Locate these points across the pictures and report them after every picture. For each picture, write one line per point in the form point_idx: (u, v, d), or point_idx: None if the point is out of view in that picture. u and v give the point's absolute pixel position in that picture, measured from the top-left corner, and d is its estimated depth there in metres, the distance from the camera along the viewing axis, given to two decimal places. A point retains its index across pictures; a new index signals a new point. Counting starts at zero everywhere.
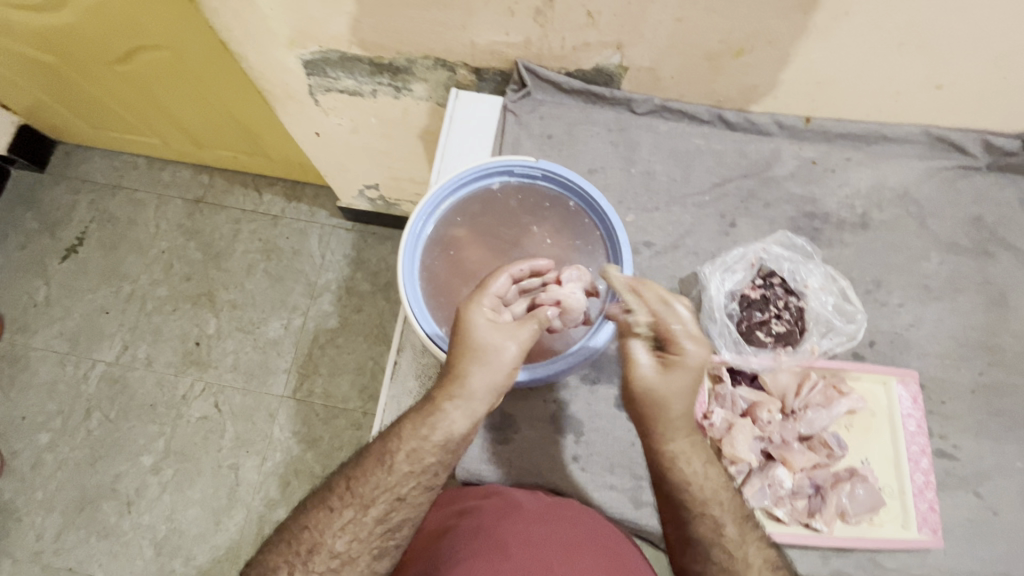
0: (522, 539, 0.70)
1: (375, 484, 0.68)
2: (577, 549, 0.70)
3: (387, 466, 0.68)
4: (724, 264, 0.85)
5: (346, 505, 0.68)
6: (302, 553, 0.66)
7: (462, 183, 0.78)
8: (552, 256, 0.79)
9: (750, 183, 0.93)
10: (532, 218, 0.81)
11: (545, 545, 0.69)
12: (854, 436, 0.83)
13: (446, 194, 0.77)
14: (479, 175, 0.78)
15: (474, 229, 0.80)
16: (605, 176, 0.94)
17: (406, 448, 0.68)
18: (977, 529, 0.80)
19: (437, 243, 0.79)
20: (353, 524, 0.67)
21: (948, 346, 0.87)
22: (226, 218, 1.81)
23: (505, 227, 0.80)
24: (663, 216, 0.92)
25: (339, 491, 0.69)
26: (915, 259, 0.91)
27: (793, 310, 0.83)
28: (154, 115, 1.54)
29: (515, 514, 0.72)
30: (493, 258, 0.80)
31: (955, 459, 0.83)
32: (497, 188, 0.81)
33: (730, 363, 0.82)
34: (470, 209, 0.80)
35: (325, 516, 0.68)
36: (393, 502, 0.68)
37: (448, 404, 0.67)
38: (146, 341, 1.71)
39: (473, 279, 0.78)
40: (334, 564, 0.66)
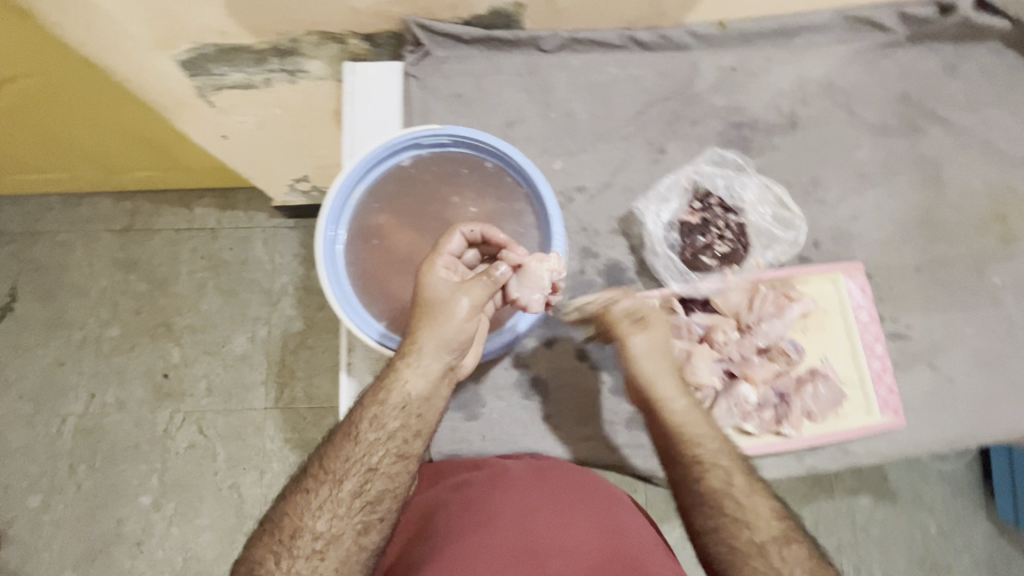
0: (511, 506, 0.69)
1: (345, 459, 0.66)
2: (572, 507, 0.70)
3: (353, 437, 0.66)
4: (658, 195, 0.84)
5: (320, 484, 0.65)
6: (283, 541, 0.63)
7: (369, 168, 0.72)
8: (481, 223, 0.75)
9: (673, 104, 0.89)
10: (452, 188, 0.76)
11: (539, 508, 0.69)
12: (810, 337, 0.84)
13: (353, 183, 0.72)
14: (386, 154, 0.73)
15: (393, 212, 0.75)
16: (525, 125, 0.89)
17: (367, 416, 0.67)
18: (936, 399, 0.83)
19: (357, 236, 0.74)
20: (331, 502, 0.65)
21: (890, 231, 0.87)
22: (162, 241, 1.72)
23: (427, 203, 0.76)
24: (592, 156, 0.88)
25: (312, 473, 0.66)
26: (847, 150, 0.89)
27: (734, 228, 0.82)
28: (53, 150, 1.42)
29: (504, 482, 0.72)
30: (420, 239, 0.75)
31: (908, 339, 0.85)
32: (408, 165, 0.75)
33: (681, 293, 0.81)
34: (385, 193, 0.75)
35: (302, 499, 0.65)
36: (365, 474, 0.66)
37: (405, 368, 0.67)
38: (112, 384, 1.65)
39: (404, 264, 0.75)
40: (318, 546, 0.63)
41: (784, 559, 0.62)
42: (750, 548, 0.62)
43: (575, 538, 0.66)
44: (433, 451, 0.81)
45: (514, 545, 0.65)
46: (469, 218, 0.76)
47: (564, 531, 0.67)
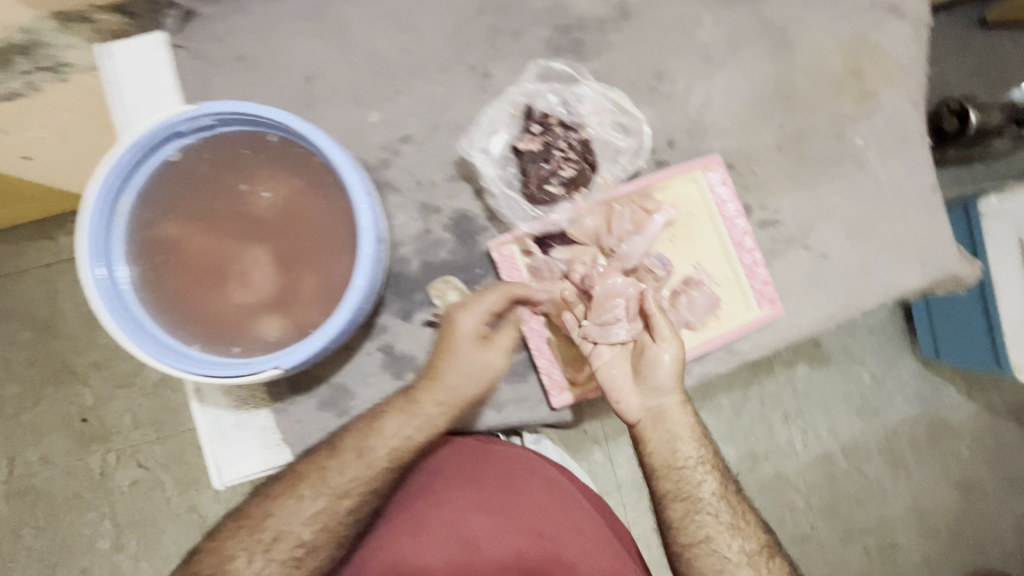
0: (493, 504, 0.78)
1: (348, 479, 0.71)
2: (545, 493, 0.80)
3: (363, 460, 0.71)
4: (486, 127, 0.76)
5: (318, 495, 0.72)
6: (264, 540, 0.71)
7: (123, 178, 0.62)
8: (279, 208, 0.65)
9: (489, 17, 0.78)
10: (235, 172, 0.65)
11: (518, 502, 0.78)
12: (680, 245, 0.79)
13: (111, 196, 0.62)
14: (141, 156, 0.62)
15: (177, 218, 0.65)
16: (327, 78, 0.77)
17: (389, 444, 0.71)
18: (813, 279, 0.81)
19: (142, 254, 0.64)
20: (324, 513, 0.72)
21: (745, 112, 0.81)
22: (33, 280, 1.49)
23: (211, 197, 0.65)
24: (412, 98, 0.78)
25: (309, 481, 0.71)
26: (688, 32, 0.81)
27: (578, 145, 0.75)
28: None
29: (491, 478, 0.78)
30: (215, 242, 0.65)
31: (778, 224, 0.81)
32: (180, 159, 0.65)
33: (533, 232, 0.75)
34: (160, 202, 0.65)
35: (293, 506, 0.71)
36: (365, 495, 0.73)
37: (429, 402, 0.71)
38: (30, 443, 1.49)
39: (209, 275, 0.65)
40: (297, 551, 0.72)
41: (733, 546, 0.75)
42: (739, 558, 0.74)
43: (543, 524, 0.77)
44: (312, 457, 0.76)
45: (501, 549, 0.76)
46: (265, 202, 0.65)
47: (535, 517, 0.78)
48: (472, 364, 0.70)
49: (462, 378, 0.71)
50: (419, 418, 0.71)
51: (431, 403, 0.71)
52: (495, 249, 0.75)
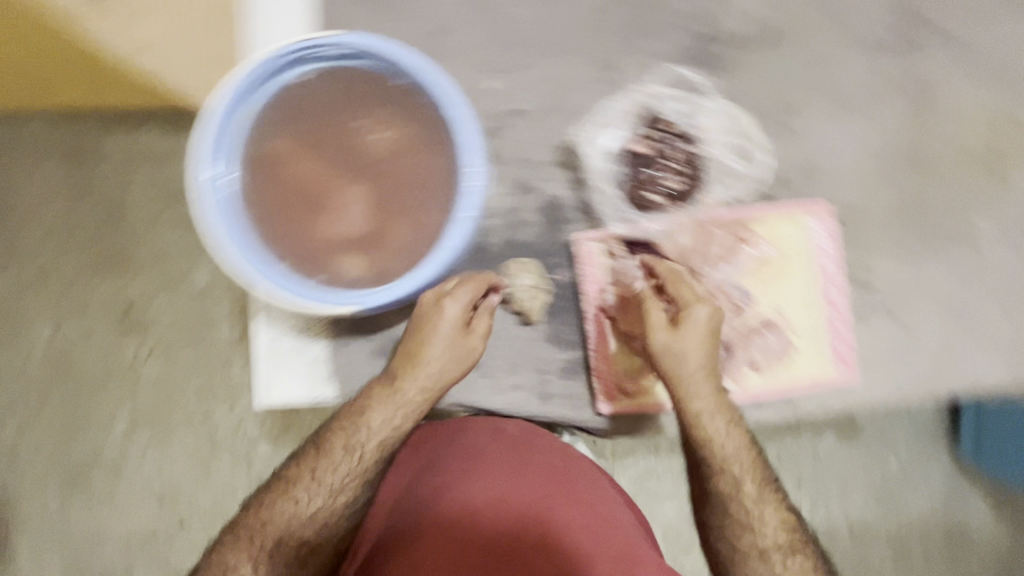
0: (488, 491, 0.63)
1: (341, 473, 0.67)
2: (558, 489, 0.64)
3: (354, 455, 0.67)
4: (603, 120, 0.74)
5: (312, 493, 0.67)
6: (264, 547, 0.66)
7: (254, 86, 0.64)
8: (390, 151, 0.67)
9: (630, 12, 0.77)
10: (358, 108, 0.67)
11: (518, 491, 0.63)
12: (769, 284, 0.75)
13: (240, 101, 0.63)
14: (276, 71, 0.64)
15: (291, 138, 0.67)
16: (458, 37, 0.77)
17: (379, 435, 0.68)
18: (894, 352, 0.78)
19: (248, 164, 0.65)
20: (323, 511, 0.66)
21: (864, 164, 0.78)
22: None
23: (329, 126, 0.67)
24: (532, 75, 0.77)
25: (300, 481, 0.67)
26: (827, 71, 0.78)
27: (688, 160, 0.72)
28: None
29: (483, 464, 0.66)
30: (322, 168, 0.67)
31: (874, 287, 0.77)
32: (307, 81, 0.66)
33: (622, 235, 0.73)
34: (278, 117, 0.66)
35: (288, 507, 0.67)
36: (359, 486, 0.67)
37: (409, 387, 0.69)
38: None
39: (305, 199, 0.67)
40: (298, 552, 0.66)
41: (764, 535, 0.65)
42: (750, 550, 0.65)
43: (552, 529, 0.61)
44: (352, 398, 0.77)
45: (485, 540, 0.60)
46: (377, 144, 0.67)
47: (543, 522, 0.61)
48: (456, 348, 0.69)
49: (444, 364, 0.69)
50: (402, 406, 0.69)
51: (414, 389, 0.69)
52: (579, 242, 0.73)
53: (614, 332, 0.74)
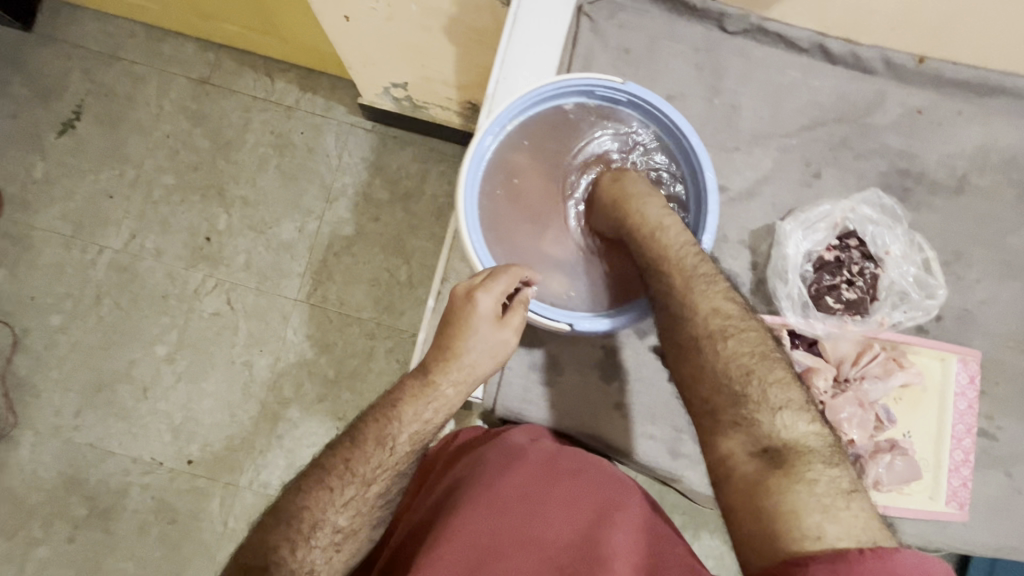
0: (521, 492, 0.67)
1: (374, 464, 0.65)
2: (583, 505, 0.67)
3: (388, 446, 0.66)
4: (807, 221, 0.79)
5: (345, 484, 0.64)
6: (303, 529, 0.61)
7: (533, 102, 0.71)
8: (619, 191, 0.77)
9: (845, 130, 0.83)
10: (602, 152, 0.77)
11: (549, 499, 0.67)
12: (901, 408, 0.81)
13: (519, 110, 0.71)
14: (554, 93, 0.72)
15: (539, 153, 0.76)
16: (684, 104, 0.83)
17: (408, 431, 0.68)
18: (1001, 506, 0.81)
19: (499, 165, 0.75)
20: (356, 500, 0.64)
21: (1016, 327, 0.83)
22: (236, 103, 1.61)
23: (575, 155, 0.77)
24: (744, 158, 0.83)
25: (338, 469, 0.65)
26: (1004, 233, 0.84)
27: (868, 278, 0.78)
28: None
29: (517, 464, 0.70)
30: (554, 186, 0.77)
31: (994, 439, 0.82)
32: (571, 110, 0.75)
33: (793, 326, 0.77)
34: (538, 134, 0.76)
35: (325, 494, 0.64)
36: (392, 479, 0.67)
37: (445, 383, 0.69)
38: (155, 231, 1.57)
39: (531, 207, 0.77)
40: (337, 538, 0.63)
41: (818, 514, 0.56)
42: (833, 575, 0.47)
43: (581, 538, 0.64)
44: (497, 402, 0.79)
45: (516, 532, 0.63)
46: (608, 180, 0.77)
47: (569, 532, 0.64)
48: (487, 344, 0.69)
49: (480, 356, 0.69)
50: (436, 401, 0.69)
51: (447, 384, 0.69)
52: None
53: None
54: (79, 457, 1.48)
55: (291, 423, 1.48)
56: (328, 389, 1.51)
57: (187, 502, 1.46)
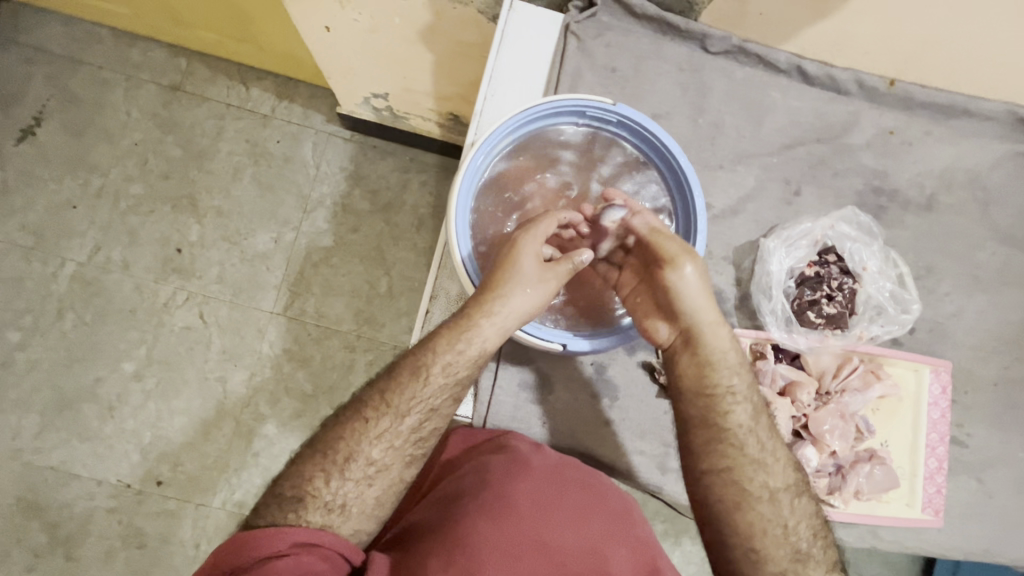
0: (532, 499, 0.69)
1: (410, 396, 0.66)
2: (587, 509, 0.71)
3: (422, 378, 0.66)
4: (788, 238, 0.81)
5: (380, 415, 0.65)
6: (337, 462, 0.63)
7: (527, 121, 0.72)
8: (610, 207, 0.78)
9: (822, 149, 0.86)
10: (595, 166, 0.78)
11: (557, 506, 0.70)
12: (880, 418, 0.84)
13: (512, 129, 0.71)
14: (549, 113, 0.72)
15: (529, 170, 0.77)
16: (670, 123, 0.84)
17: (443, 361, 0.66)
18: (972, 510, 0.85)
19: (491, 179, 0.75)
20: (389, 433, 0.65)
21: (984, 339, 0.87)
22: (209, 112, 1.54)
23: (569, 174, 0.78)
24: (727, 176, 0.85)
25: (374, 403, 0.66)
26: (970, 248, 0.88)
27: (847, 292, 0.81)
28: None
29: (524, 471, 0.71)
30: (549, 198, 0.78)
31: (965, 446, 0.86)
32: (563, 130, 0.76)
33: (776, 341, 0.80)
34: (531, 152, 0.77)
35: (361, 427, 0.65)
36: (426, 413, 0.66)
37: (484, 320, 0.66)
38: (122, 243, 1.50)
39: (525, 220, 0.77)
40: (369, 471, 0.64)
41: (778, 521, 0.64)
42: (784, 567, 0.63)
43: (585, 541, 0.68)
44: (487, 421, 0.79)
45: (526, 539, 0.65)
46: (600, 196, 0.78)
47: (575, 536, 0.68)
48: (532, 281, 0.67)
49: (520, 298, 0.67)
50: (475, 341, 0.67)
51: (484, 319, 0.66)
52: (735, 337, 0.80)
53: None
54: (40, 481, 1.40)
55: (267, 440, 1.43)
56: (307, 403, 1.47)
57: (157, 525, 1.40)
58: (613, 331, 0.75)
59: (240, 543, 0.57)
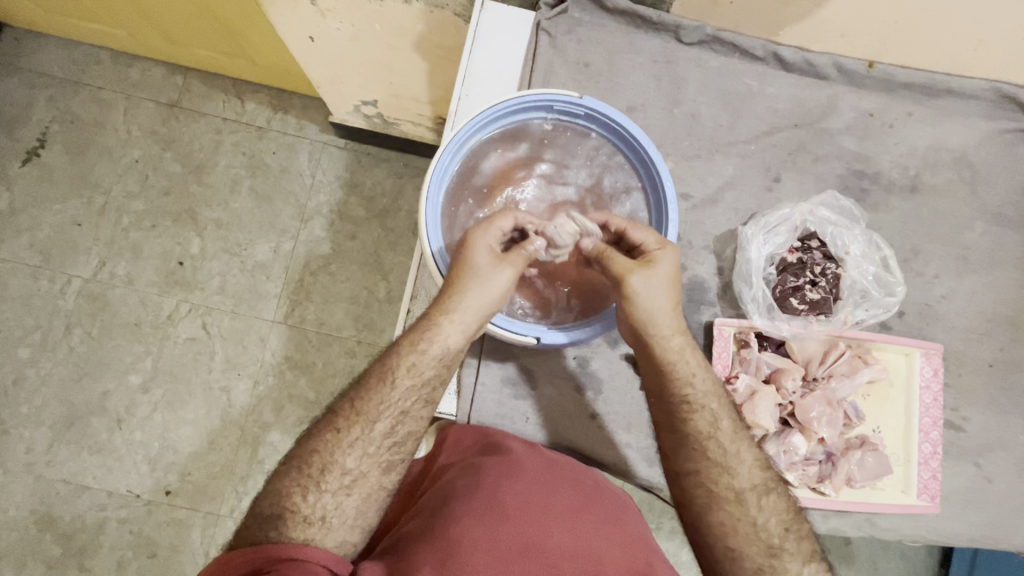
0: (522, 501, 0.67)
1: (377, 403, 0.65)
2: (576, 510, 0.68)
3: (389, 382, 0.65)
4: (767, 225, 0.81)
5: (350, 424, 0.65)
6: (312, 475, 0.63)
7: (496, 118, 0.73)
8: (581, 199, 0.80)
9: (802, 134, 0.85)
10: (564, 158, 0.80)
11: (547, 508, 0.67)
12: (870, 404, 0.83)
13: (480, 126, 0.73)
14: (516, 109, 0.74)
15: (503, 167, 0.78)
16: (645, 115, 0.84)
17: (407, 363, 0.65)
18: (971, 496, 0.83)
19: (465, 177, 0.76)
20: (362, 441, 0.64)
21: (976, 321, 0.85)
22: (206, 126, 1.56)
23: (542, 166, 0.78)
24: (705, 165, 0.85)
25: (344, 412, 0.65)
26: (959, 229, 0.86)
27: (830, 277, 0.80)
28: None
29: (517, 474, 0.69)
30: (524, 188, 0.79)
31: (961, 431, 0.84)
32: (533, 125, 0.77)
33: (759, 329, 0.79)
34: (503, 146, 0.77)
35: (333, 437, 0.64)
36: (397, 417, 0.65)
37: (444, 318, 0.65)
38: (126, 258, 1.51)
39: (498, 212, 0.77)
40: (346, 481, 0.63)
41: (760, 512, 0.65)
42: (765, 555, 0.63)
43: (577, 543, 0.65)
44: (472, 418, 0.79)
45: (518, 542, 0.63)
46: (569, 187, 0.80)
47: (564, 538, 0.65)
48: (489, 278, 0.66)
49: (478, 293, 0.65)
50: (439, 341, 0.65)
51: (445, 318, 0.65)
52: (718, 326, 0.80)
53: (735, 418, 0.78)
54: (52, 494, 1.42)
55: (272, 448, 1.44)
56: (310, 411, 1.47)
57: (168, 534, 1.41)
58: (587, 321, 0.75)
59: (220, 564, 0.57)
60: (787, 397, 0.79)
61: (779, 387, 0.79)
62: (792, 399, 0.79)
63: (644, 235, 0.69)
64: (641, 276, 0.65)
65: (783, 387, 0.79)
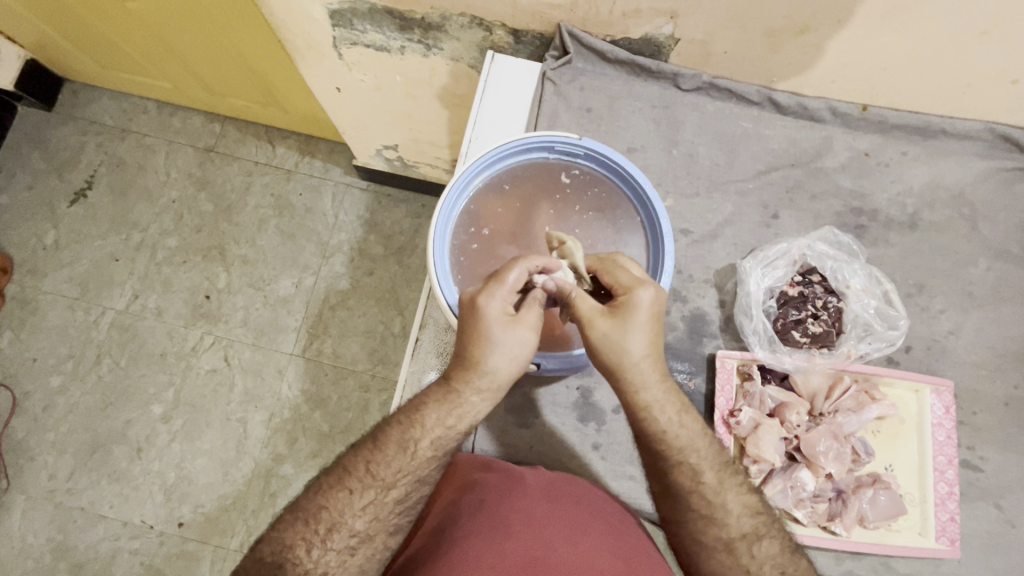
0: (524, 516, 0.67)
1: (395, 469, 0.64)
2: (587, 526, 0.68)
3: (409, 450, 0.64)
4: (766, 259, 0.84)
5: (366, 486, 0.64)
6: (319, 531, 0.62)
7: (500, 157, 0.79)
8: (589, 220, 0.82)
9: (798, 173, 0.89)
10: (572, 179, 0.83)
11: (549, 522, 0.67)
12: (881, 441, 0.83)
13: (483, 167, 0.79)
14: (519, 150, 0.80)
15: (508, 202, 0.82)
16: (645, 155, 0.89)
17: (431, 434, 0.64)
18: (994, 540, 0.79)
19: (471, 212, 0.81)
20: (373, 505, 0.63)
21: (986, 356, 0.85)
22: (239, 169, 1.67)
23: (547, 202, 0.83)
24: (704, 203, 0.88)
25: (358, 473, 0.64)
26: (962, 265, 0.87)
27: (832, 311, 0.82)
28: (156, 48, 1.35)
29: (519, 490, 0.70)
30: (531, 209, 0.82)
31: (979, 471, 0.82)
32: (536, 163, 0.83)
33: (762, 361, 0.81)
34: (511, 184, 0.83)
35: (345, 496, 0.63)
36: (412, 485, 0.64)
37: (471, 393, 0.63)
38: (156, 291, 1.59)
39: (511, 231, 0.82)
40: (352, 542, 0.62)
41: (758, 556, 0.63)
42: None
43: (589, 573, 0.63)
44: (475, 446, 0.80)
45: (526, 556, 0.62)
46: (576, 204, 0.83)
47: (578, 554, 0.64)
48: (511, 347, 0.62)
49: (501, 366, 0.62)
50: (463, 412, 0.63)
51: (472, 392, 0.63)
52: (720, 357, 0.81)
53: (739, 452, 0.78)
54: (70, 522, 1.44)
55: (285, 480, 1.45)
56: (322, 444, 1.48)
57: (176, 566, 1.41)
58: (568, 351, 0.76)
59: None
60: (792, 430, 0.79)
61: (786, 421, 0.79)
62: (797, 431, 0.79)
63: (624, 278, 0.65)
64: (607, 323, 0.62)
65: (788, 421, 0.79)
